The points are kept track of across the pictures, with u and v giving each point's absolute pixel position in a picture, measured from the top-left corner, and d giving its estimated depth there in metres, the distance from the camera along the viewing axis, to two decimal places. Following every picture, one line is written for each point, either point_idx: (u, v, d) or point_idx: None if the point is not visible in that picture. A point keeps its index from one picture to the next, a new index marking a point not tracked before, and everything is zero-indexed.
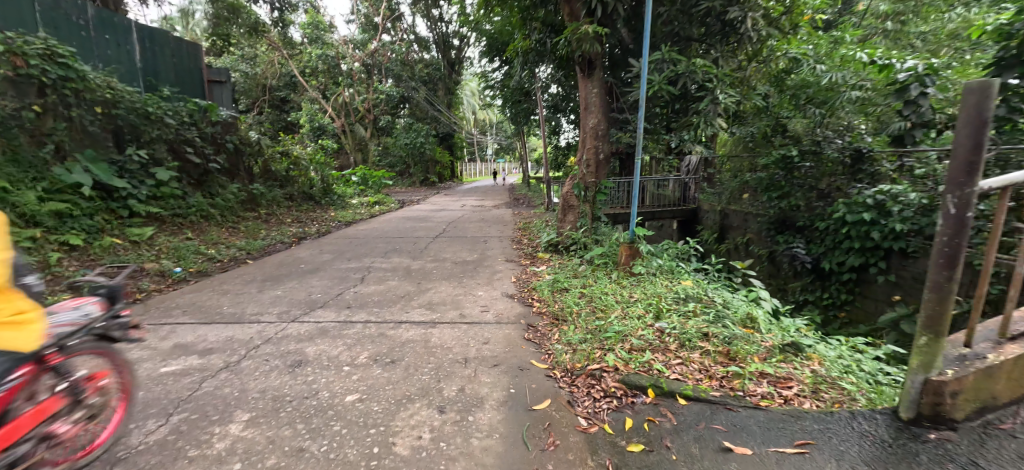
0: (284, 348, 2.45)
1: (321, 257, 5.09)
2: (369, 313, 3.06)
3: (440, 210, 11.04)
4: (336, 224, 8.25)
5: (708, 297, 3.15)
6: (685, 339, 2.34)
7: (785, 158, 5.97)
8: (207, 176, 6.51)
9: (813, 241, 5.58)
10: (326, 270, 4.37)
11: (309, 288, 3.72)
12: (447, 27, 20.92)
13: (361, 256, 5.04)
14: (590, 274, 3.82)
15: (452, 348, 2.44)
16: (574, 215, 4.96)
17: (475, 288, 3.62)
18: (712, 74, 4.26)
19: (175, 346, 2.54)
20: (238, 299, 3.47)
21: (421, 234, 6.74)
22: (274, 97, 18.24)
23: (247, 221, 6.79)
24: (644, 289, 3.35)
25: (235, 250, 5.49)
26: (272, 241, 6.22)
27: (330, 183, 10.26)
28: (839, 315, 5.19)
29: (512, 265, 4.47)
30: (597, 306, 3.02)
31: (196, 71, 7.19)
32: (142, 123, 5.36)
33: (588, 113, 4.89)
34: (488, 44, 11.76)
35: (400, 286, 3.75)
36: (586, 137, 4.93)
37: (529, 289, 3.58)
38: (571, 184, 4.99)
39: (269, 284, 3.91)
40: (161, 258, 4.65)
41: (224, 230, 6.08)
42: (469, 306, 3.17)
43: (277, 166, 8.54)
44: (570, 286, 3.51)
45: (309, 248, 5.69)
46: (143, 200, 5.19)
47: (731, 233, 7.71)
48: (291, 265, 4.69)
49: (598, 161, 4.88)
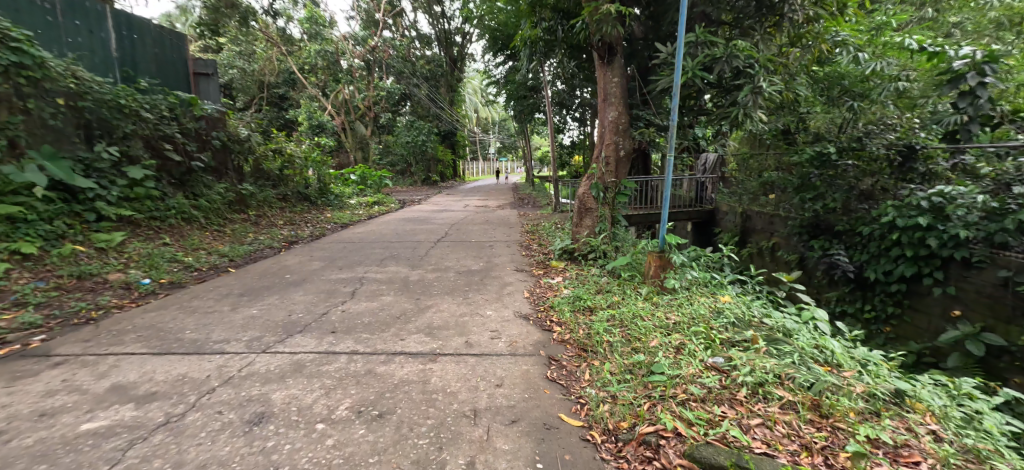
0: (244, 393, 1.94)
1: (310, 265, 4.58)
2: (357, 339, 2.55)
3: (443, 211, 10.52)
4: (331, 226, 7.75)
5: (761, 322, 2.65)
6: (758, 386, 1.84)
7: (821, 155, 5.43)
8: (190, 176, 6.02)
9: (855, 247, 5.04)
10: (315, 282, 3.87)
11: (290, 305, 3.21)
12: (449, 23, 20.45)
13: (355, 264, 4.54)
14: (615, 290, 3.29)
15: (458, 394, 1.92)
16: (592, 219, 4.39)
17: (483, 307, 3.10)
18: (754, 59, 3.72)
19: (111, 389, 2.04)
20: (205, 320, 2.96)
21: (421, 238, 6.21)
22: (273, 93, 17.76)
23: (234, 224, 6.30)
24: (684, 310, 2.82)
25: (217, 257, 4.99)
26: (259, 246, 5.72)
27: (326, 182, 9.76)
28: (885, 330, 4.67)
29: (523, 277, 3.95)
30: (630, 332, 2.50)
31: (179, 62, 6.70)
32: (115, 117, 4.91)
33: (607, 105, 4.36)
34: (492, 39, 11.20)
35: (395, 303, 3.24)
36: (605, 132, 4.40)
37: (546, 308, 3.06)
38: (588, 184, 4.45)
39: (246, 299, 3.40)
40: (131, 268, 4.16)
41: (207, 234, 5.61)
42: (476, 332, 2.65)
43: (269, 165, 8.05)
44: (593, 306, 2.98)
45: (298, 255, 5.19)
46: (114, 202, 4.70)
47: (754, 236, 7.17)
48: (275, 276, 4.19)
49: (619, 158, 4.35)
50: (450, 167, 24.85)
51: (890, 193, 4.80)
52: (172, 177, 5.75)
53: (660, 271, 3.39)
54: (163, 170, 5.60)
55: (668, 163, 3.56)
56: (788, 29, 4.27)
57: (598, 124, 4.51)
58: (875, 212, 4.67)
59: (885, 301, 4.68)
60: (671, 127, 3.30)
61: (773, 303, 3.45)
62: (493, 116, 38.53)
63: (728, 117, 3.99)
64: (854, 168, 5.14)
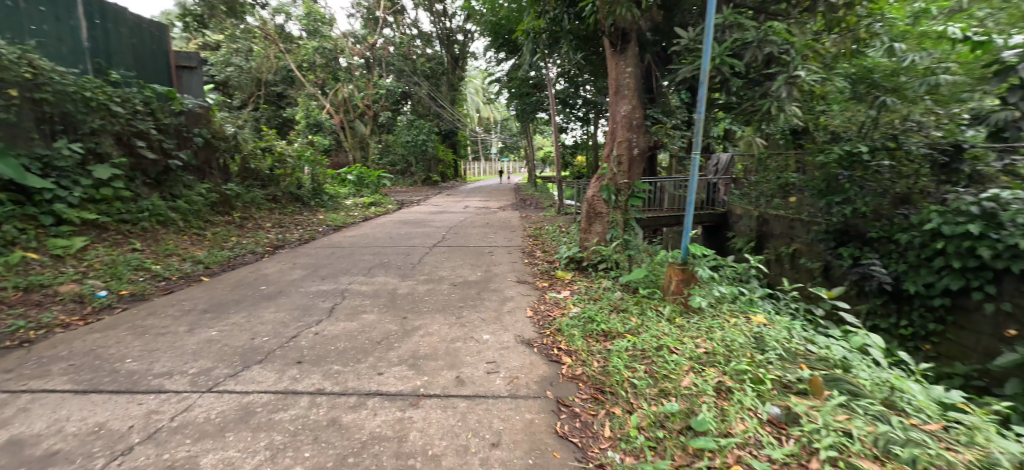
0: (167, 457, 1.52)
1: (291, 274, 4.15)
2: (324, 374, 2.11)
3: (441, 212, 10.07)
4: (323, 229, 7.35)
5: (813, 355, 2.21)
6: (840, 457, 1.41)
7: (851, 155, 5.02)
8: (168, 174, 5.62)
9: (891, 255, 4.58)
10: (291, 295, 3.44)
11: (256, 325, 2.77)
12: (451, 21, 20.01)
13: (340, 273, 4.12)
14: (632, 308, 2.85)
15: (440, 460, 1.49)
16: (602, 225, 3.92)
17: (478, 329, 2.66)
18: (790, 43, 3.28)
19: (6, 445, 1.62)
20: (154, 344, 2.53)
21: (416, 242, 5.80)
22: (270, 92, 17.42)
23: (216, 227, 5.90)
24: (718, 338, 2.39)
25: (192, 264, 4.58)
26: (240, 251, 5.30)
27: (320, 182, 9.35)
28: (924, 348, 4.22)
29: (525, 290, 3.51)
30: (657, 368, 2.07)
31: (160, 55, 6.29)
32: (80, 112, 4.51)
33: (619, 97, 3.94)
34: (494, 35, 10.80)
35: (377, 323, 2.80)
36: (616, 127, 3.97)
37: (552, 332, 2.61)
38: (598, 186, 4.00)
39: (209, 317, 2.97)
40: (90, 277, 3.74)
41: (185, 239, 5.22)
42: (469, 364, 2.21)
43: (258, 164, 7.64)
44: (608, 330, 2.54)
45: (280, 262, 4.76)
46: (76, 204, 4.30)
47: (772, 242, 6.70)
48: (250, 287, 3.76)
49: (632, 157, 3.90)
50: (450, 167, 24.43)
51: (931, 197, 4.34)
52: (148, 176, 5.35)
53: (683, 287, 2.95)
54: (137, 169, 5.20)
55: (693, 162, 3.12)
56: (823, 13, 3.83)
57: (609, 119, 4.09)
58: (916, 217, 4.22)
59: (925, 316, 4.22)
60: (695, 120, 2.86)
61: (811, 324, 3.02)
62: (495, 116, 38.02)
63: (759, 111, 3.59)
64: (889, 170, 4.67)
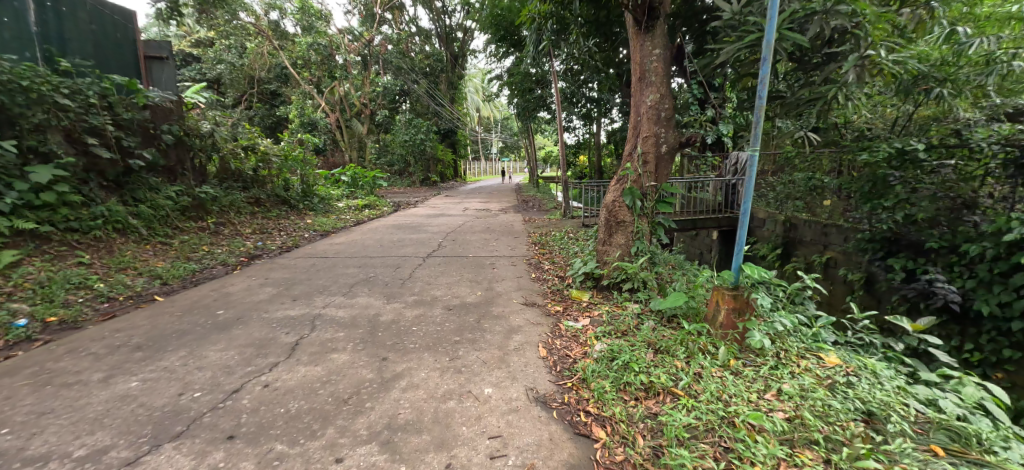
0: None
1: (258, 293, 3.54)
2: (258, 461, 1.50)
3: (438, 216, 9.41)
4: (311, 234, 6.76)
5: (941, 437, 1.63)
6: None
7: (904, 153, 4.39)
8: (128, 176, 5.04)
9: (954, 268, 3.97)
10: (249, 324, 2.83)
11: (191, 372, 2.16)
12: (450, 18, 19.39)
13: (313, 292, 3.49)
14: (675, 349, 2.22)
15: None
16: (624, 235, 3.28)
17: (476, 380, 2.04)
18: (864, 16, 2.67)
19: None
20: (47, 403, 1.92)
21: (408, 252, 5.18)
22: (264, 89, 16.91)
23: (187, 234, 5.30)
24: (799, 398, 1.80)
25: (147, 280, 3.98)
26: (209, 263, 4.68)
27: (310, 183, 8.74)
28: (998, 377, 3.60)
29: (535, 316, 2.89)
30: (733, 457, 1.48)
31: (125, 43, 5.69)
32: (18, 104, 3.91)
33: (644, 85, 3.32)
34: (495, 29, 10.24)
35: (347, 368, 2.17)
36: (639, 120, 3.36)
37: (575, 384, 2.00)
38: (619, 189, 3.36)
39: (137, 358, 2.37)
40: (14, 300, 3.14)
41: (147, 250, 4.65)
42: (464, 442, 1.59)
43: (239, 164, 7.03)
44: (652, 383, 1.92)
45: (251, 276, 4.16)
46: (9, 211, 3.73)
47: (801, 249, 6.06)
48: (205, 310, 3.16)
49: (659, 155, 3.31)
50: (450, 167, 23.82)
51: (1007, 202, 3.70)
52: (105, 178, 4.76)
53: (735, 318, 2.33)
54: (92, 170, 4.62)
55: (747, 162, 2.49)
56: None
57: (631, 110, 3.47)
58: (991, 226, 3.60)
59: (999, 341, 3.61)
60: (753, 108, 2.19)
61: (895, 364, 2.42)
62: (495, 115, 37.27)
63: (819, 101, 2.98)
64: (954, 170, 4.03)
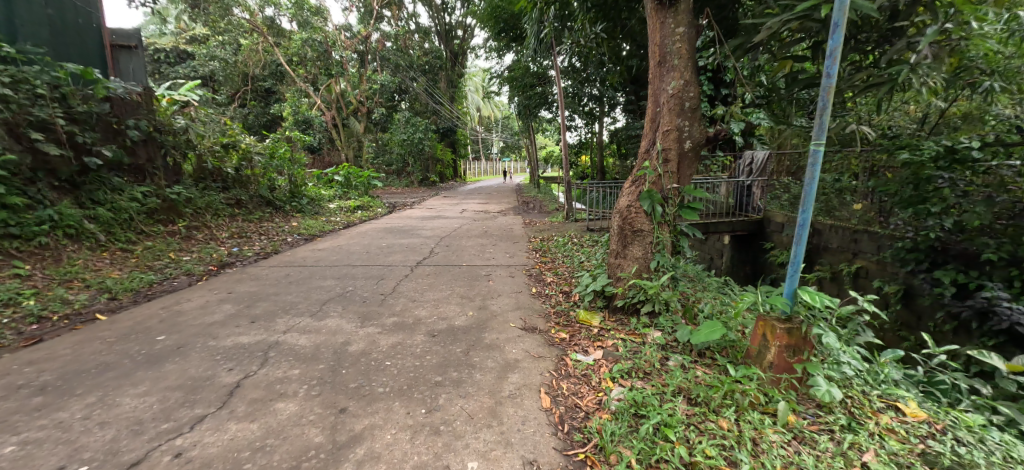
0: None
1: (214, 312, 3.04)
2: None
3: (433, 218, 8.91)
4: (294, 238, 6.28)
5: None
6: None
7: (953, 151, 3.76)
8: (84, 176, 4.56)
9: (1015, 283, 3.47)
10: (188, 356, 2.32)
11: (89, 432, 1.66)
12: (450, 16, 18.92)
13: (277, 312, 2.98)
14: (718, 400, 1.73)
15: None
16: (641, 248, 2.77)
17: (456, 448, 1.54)
18: None
19: None
20: None
21: (394, 260, 4.67)
22: (258, 86, 16.47)
23: (153, 239, 4.82)
24: None
25: (93, 295, 3.48)
26: (171, 272, 4.17)
27: (298, 183, 8.24)
28: None
29: (535, 346, 2.39)
30: None
31: (87, 30, 5.20)
32: None
33: (665, 70, 2.81)
34: (494, 25, 9.78)
35: (291, 426, 1.67)
36: (658, 111, 2.86)
37: (591, 457, 1.50)
38: (635, 192, 2.86)
39: (32, 407, 1.86)
40: None
41: (103, 258, 4.16)
42: None
43: (218, 162, 6.52)
44: (696, 461, 1.43)
45: (213, 289, 3.65)
46: None
47: (826, 256, 5.54)
48: (144, 335, 2.66)
49: (683, 152, 2.81)
50: (450, 167, 23.29)
51: None
52: (57, 178, 4.30)
53: (790, 357, 1.85)
54: (42, 169, 4.17)
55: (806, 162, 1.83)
56: None
57: (649, 100, 2.98)
58: None
59: None
60: (819, 88, 1.72)
61: (990, 415, 1.93)
62: (495, 114, 36.75)
63: (885, 85, 2.50)
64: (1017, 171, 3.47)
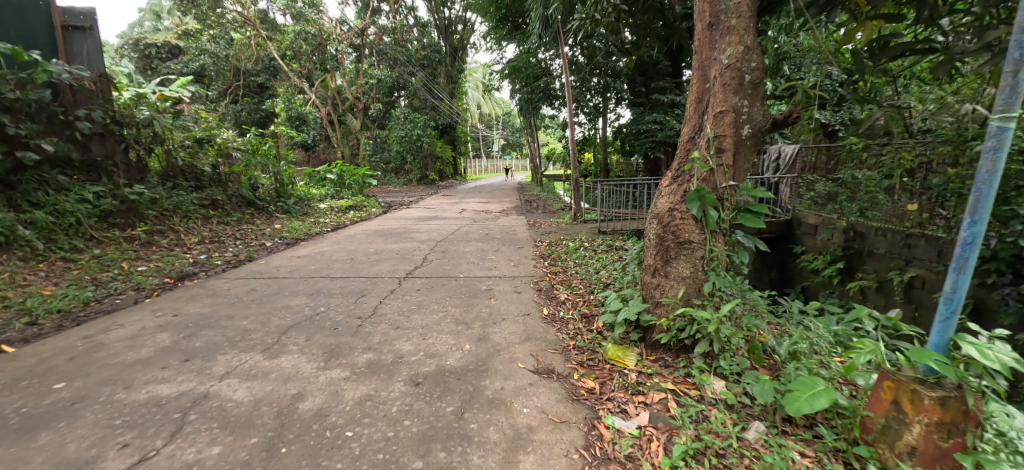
0: None
1: (145, 343, 2.41)
2: None
3: (430, 219, 8.23)
4: (274, 242, 5.66)
5: None
6: None
7: None
8: (20, 173, 3.96)
9: None
10: (78, 420, 1.68)
11: None
12: (450, 9, 18.25)
13: (221, 346, 2.34)
14: None
15: None
16: (686, 264, 2.14)
17: None
18: None
19: None
20: None
21: (380, 271, 4.02)
22: (251, 82, 15.84)
23: (104, 247, 4.20)
24: None
25: (9, 318, 2.85)
26: (117, 287, 3.53)
27: (284, 183, 7.58)
28: None
29: (553, 403, 1.75)
30: None
31: (28, 5, 4.55)
32: None
33: (716, 35, 2.17)
34: (496, 15, 9.15)
35: None
36: (706, 89, 2.22)
37: None
38: (679, 193, 2.22)
39: None
40: None
41: (37, 271, 3.53)
42: None
43: (190, 159, 5.86)
44: None
45: (157, 310, 3.01)
46: None
47: (870, 263, 4.79)
48: (40, 380, 2.02)
49: (741, 141, 2.16)
50: (450, 165, 22.60)
51: None
52: None
53: (943, 441, 1.24)
54: None
55: (983, 146, 1.26)
56: None
57: (694, 75, 2.33)
58: None
59: None
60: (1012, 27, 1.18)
61: None
62: (496, 111, 36.01)
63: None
64: None
